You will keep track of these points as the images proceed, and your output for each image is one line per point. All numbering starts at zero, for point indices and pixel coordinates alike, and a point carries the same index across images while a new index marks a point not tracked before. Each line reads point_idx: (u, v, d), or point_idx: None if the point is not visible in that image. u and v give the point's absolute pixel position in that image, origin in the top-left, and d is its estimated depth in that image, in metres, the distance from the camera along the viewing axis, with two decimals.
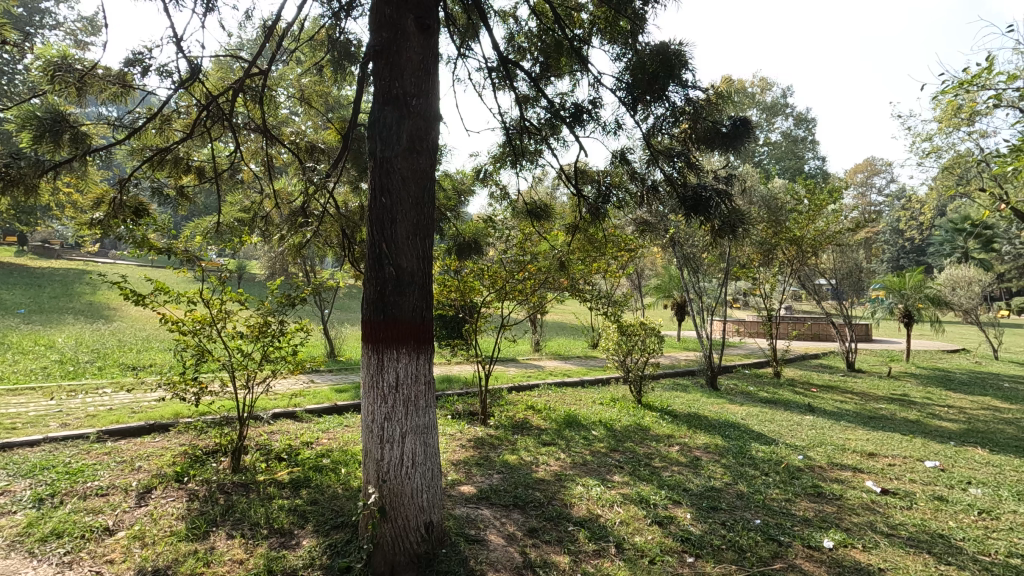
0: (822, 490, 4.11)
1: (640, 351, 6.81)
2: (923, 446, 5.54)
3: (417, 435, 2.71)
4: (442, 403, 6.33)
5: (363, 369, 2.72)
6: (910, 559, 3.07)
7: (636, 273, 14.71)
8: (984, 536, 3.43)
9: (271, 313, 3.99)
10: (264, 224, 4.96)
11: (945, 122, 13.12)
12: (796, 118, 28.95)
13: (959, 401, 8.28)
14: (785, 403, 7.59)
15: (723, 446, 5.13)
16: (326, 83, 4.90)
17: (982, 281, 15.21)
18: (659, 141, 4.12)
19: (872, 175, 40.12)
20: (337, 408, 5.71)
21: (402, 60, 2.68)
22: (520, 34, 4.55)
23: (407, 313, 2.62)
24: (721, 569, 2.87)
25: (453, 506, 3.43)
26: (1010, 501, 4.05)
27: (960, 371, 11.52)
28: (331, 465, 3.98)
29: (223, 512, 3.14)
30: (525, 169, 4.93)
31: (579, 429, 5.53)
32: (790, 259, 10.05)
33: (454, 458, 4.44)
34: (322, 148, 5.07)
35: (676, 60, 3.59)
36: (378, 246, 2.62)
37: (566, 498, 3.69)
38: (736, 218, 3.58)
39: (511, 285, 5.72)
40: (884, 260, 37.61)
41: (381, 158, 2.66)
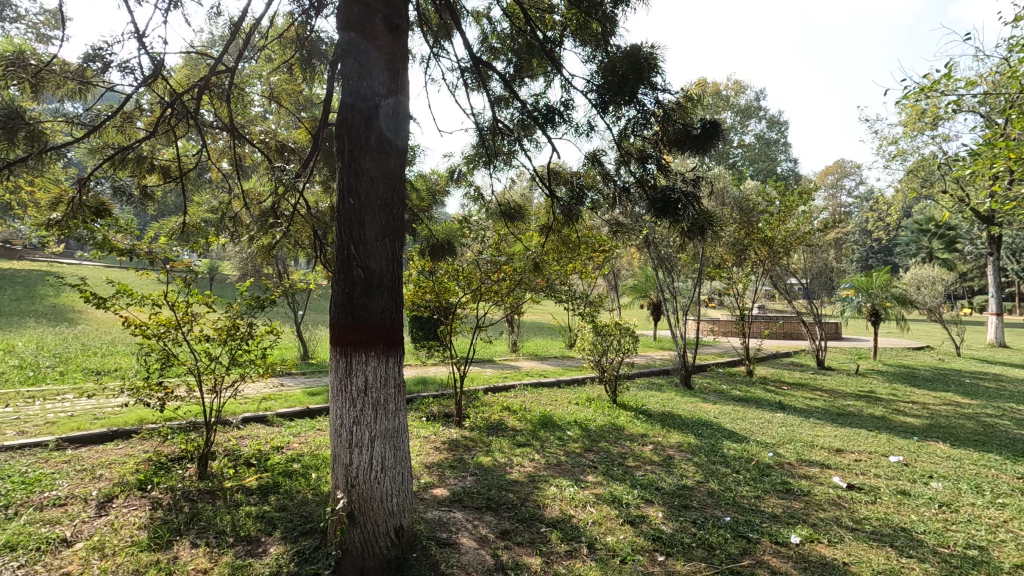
0: (790, 487, 4.19)
1: (615, 350, 6.86)
2: (887, 442, 5.69)
3: (386, 439, 2.68)
4: (417, 406, 6.28)
5: (331, 372, 2.68)
6: (873, 553, 3.14)
7: (612, 274, 14.86)
8: (944, 529, 3.53)
9: (239, 316, 3.91)
10: (233, 224, 4.86)
11: (910, 126, 13.52)
12: (769, 121, 29.56)
13: (923, 397, 8.53)
14: (757, 402, 7.69)
15: (695, 445, 5.19)
16: (297, 82, 4.83)
17: (945, 281, 15.72)
18: (630, 143, 4.17)
19: (842, 176, 41.21)
20: (309, 412, 5.64)
21: (370, 60, 2.64)
22: (493, 35, 4.53)
23: (376, 315, 2.59)
24: (690, 567, 2.90)
25: (425, 510, 3.40)
26: (969, 494, 4.19)
27: (924, 368, 11.87)
28: (301, 470, 3.91)
29: (187, 520, 3.06)
30: (499, 170, 4.91)
31: (554, 429, 5.55)
32: (762, 259, 10.21)
33: (427, 461, 4.40)
34: (293, 147, 5.01)
35: (645, 64, 3.63)
36: (347, 249, 2.59)
37: (540, 499, 3.70)
38: (705, 220, 3.64)
39: (487, 286, 5.68)
40: (852, 260, 38.55)
41: (349, 158, 2.62)
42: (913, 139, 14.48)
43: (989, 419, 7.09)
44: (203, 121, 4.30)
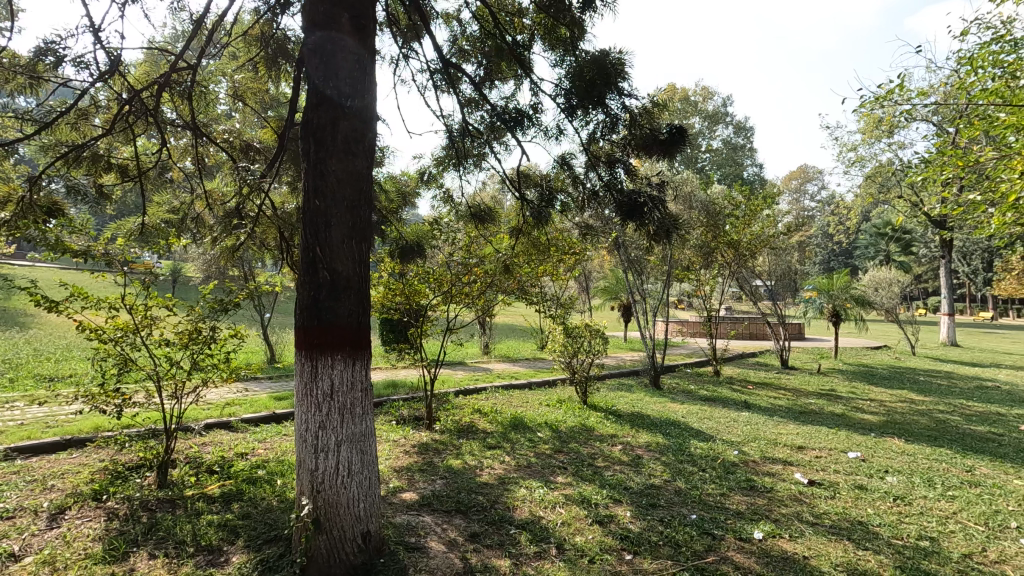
0: (754, 484, 4.30)
1: (585, 352, 6.92)
2: (846, 438, 5.89)
3: (353, 443, 2.65)
4: (387, 409, 6.22)
5: (296, 376, 2.64)
6: (831, 546, 3.25)
7: (583, 276, 14.99)
8: (898, 521, 3.67)
9: (202, 319, 3.80)
10: (196, 226, 4.73)
11: (868, 133, 14.03)
12: (736, 126, 30.28)
13: (880, 395, 8.85)
14: (723, 401, 7.87)
15: (663, 444, 5.28)
16: (262, 81, 4.74)
17: (900, 282, 16.36)
18: (599, 147, 4.22)
19: (804, 181, 42.51)
20: (275, 417, 5.53)
21: (336, 59, 2.60)
22: (463, 37, 4.54)
23: (343, 318, 2.56)
24: (657, 565, 2.94)
25: (393, 514, 3.37)
26: (922, 487, 4.37)
27: (882, 367, 12.32)
28: (266, 477, 3.83)
29: (145, 530, 2.96)
30: (469, 173, 4.92)
31: (525, 431, 5.57)
32: (728, 261, 10.44)
33: (396, 465, 4.36)
34: (258, 147, 4.91)
35: (613, 69, 3.66)
36: (312, 251, 2.55)
37: (510, 501, 3.70)
38: (670, 223, 3.71)
39: (457, 289, 5.59)
40: (815, 263, 39.75)
41: (315, 159, 2.58)
42: (871, 146, 15.04)
43: (941, 415, 7.41)
44: (163, 118, 4.18)
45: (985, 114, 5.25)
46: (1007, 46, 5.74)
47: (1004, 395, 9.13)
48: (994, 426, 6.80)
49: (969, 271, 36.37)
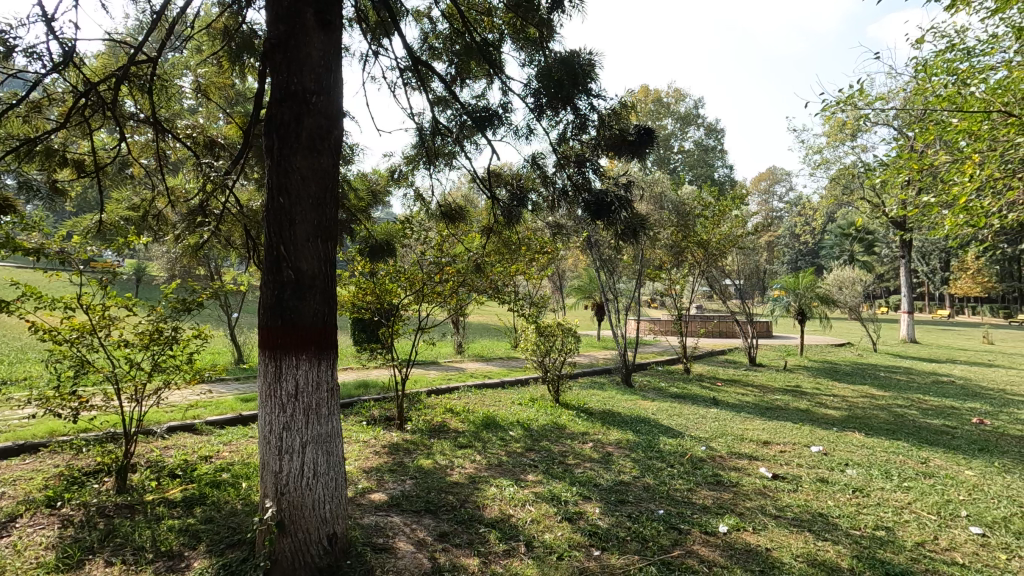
0: (720, 479, 4.39)
1: (558, 350, 6.95)
2: (809, 433, 6.05)
3: (319, 444, 2.61)
4: (357, 410, 6.15)
5: (260, 377, 2.59)
6: (793, 538, 3.34)
7: (556, 275, 15.10)
8: (856, 513, 3.80)
9: (163, 319, 3.70)
10: (157, 224, 4.61)
11: (833, 136, 14.42)
12: (707, 128, 30.80)
13: (843, 390, 9.12)
14: (692, 398, 8.01)
15: (633, 441, 5.35)
16: (226, 75, 4.64)
17: (863, 281, 16.90)
18: (569, 148, 4.26)
19: (773, 183, 43.55)
20: (241, 419, 5.41)
21: (301, 56, 2.57)
22: (433, 34, 4.51)
23: (308, 318, 2.52)
24: (624, 560, 2.98)
25: (361, 516, 3.33)
26: (879, 480, 4.52)
27: (845, 363, 12.70)
28: (230, 480, 3.74)
29: (101, 537, 2.87)
30: (439, 171, 4.92)
31: (497, 430, 5.58)
32: (698, 261, 10.62)
33: (365, 466, 4.32)
34: (222, 143, 4.80)
35: (582, 71, 3.77)
36: (276, 250, 2.51)
37: (479, 500, 3.70)
38: (638, 223, 3.76)
39: (430, 288, 5.52)
40: (783, 262, 40.75)
41: (279, 156, 2.54)
42: (835, 148, 15.47)
43: (899, 409, 7.69)
44: (121, 113, 4.05)
45: (939, 119, 5.45)
46: (960, 54, 5.98)
47: (958, 389, 9.54)
48: (947, 420, 7.09)
49: (928, 271, 37.76)
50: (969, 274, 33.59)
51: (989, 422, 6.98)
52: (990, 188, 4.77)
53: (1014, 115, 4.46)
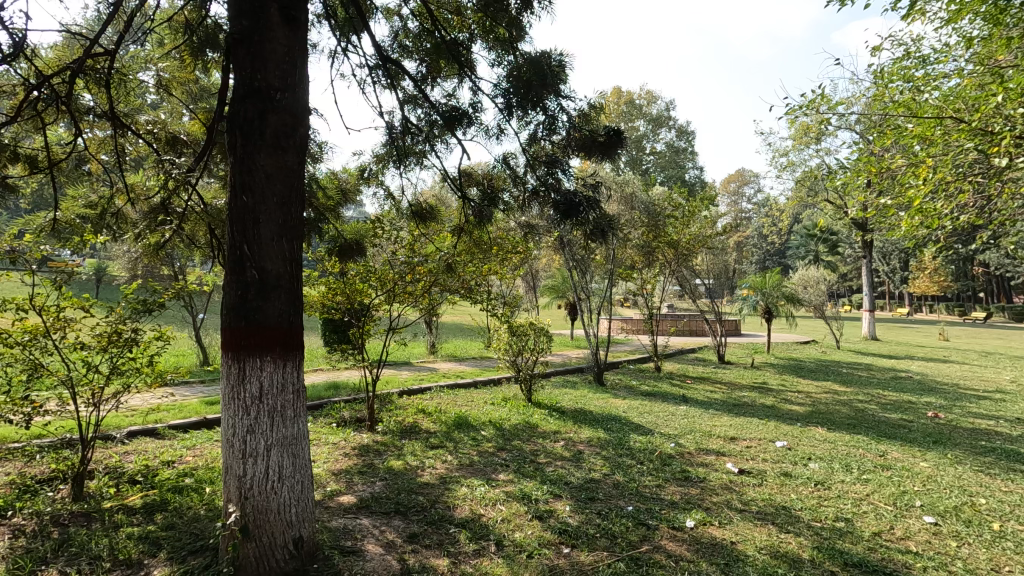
0: (689, 474, 4.47)
1: (530, 350, 6.97)
2: (775, 429, 6.21)
3: (284, 447, 2.57)
4: (327, 411, 6.07)
5: (223, 379, 2.54)
6: (757, 531, 3.42)
7: (530, 274, 15.15)
8: (818, 505, 3.91)
9: (123, 321, 3.58)
10: (116, 222, 4.46)
11: (799, 139, 14.79)
12: (678, 130, 31.27)
13: (807, 387, 9.39)
14: (663, 396, 8.14)
15: (604, 439, 5.41)
16: (188, 70, 4.52)
17: (827, 281, 17.40)
18: (540, 148, 4.28)
19: (742, 184, 44.50)
20: (206, 422, 5.29)
21: (265, 52, 2.52)
22: (403, 32, 4.47)
23: (273, 319, 2.48)
24: (593, 557, 3.01)
25: (329, 518, 3.29)
26: (840, 473, 4.66)
27: (810, 360, 13.08)
28: (193, 485, 3.65)
29: (55, 547, 2.77)
30: (410, 170, 4.89)
31: (469, 430, 5.57)
32: (668, 260, 10.78)
33: (334, 468, 4.26)
34: (185, 140, 4.67)
35: (551, 71, 3.82)
36: (240, 249, 2.46)
37: (450, 500, 3.69)
38: (606, 223, 3.83)
39: (401, 288, 5.49)
40: (752, 262, 41.72)
41: (242, 154, 2.49)
42: (802, 151, 15.87)
43: (860, 404, 7.95)
44: (77, 108, 3.92)
45: (896, 124, 5.66)
46: (916, 62, 6.21)
47: (915, 384, 9.92)
48: (905, 414, 7.37)
49: (888, 271, 39.11)
50: (926, 274, 34.90)
51: (943, 415, 7.27)
52: (943, 191, 4.95)
53: (964, 121, 4.65)
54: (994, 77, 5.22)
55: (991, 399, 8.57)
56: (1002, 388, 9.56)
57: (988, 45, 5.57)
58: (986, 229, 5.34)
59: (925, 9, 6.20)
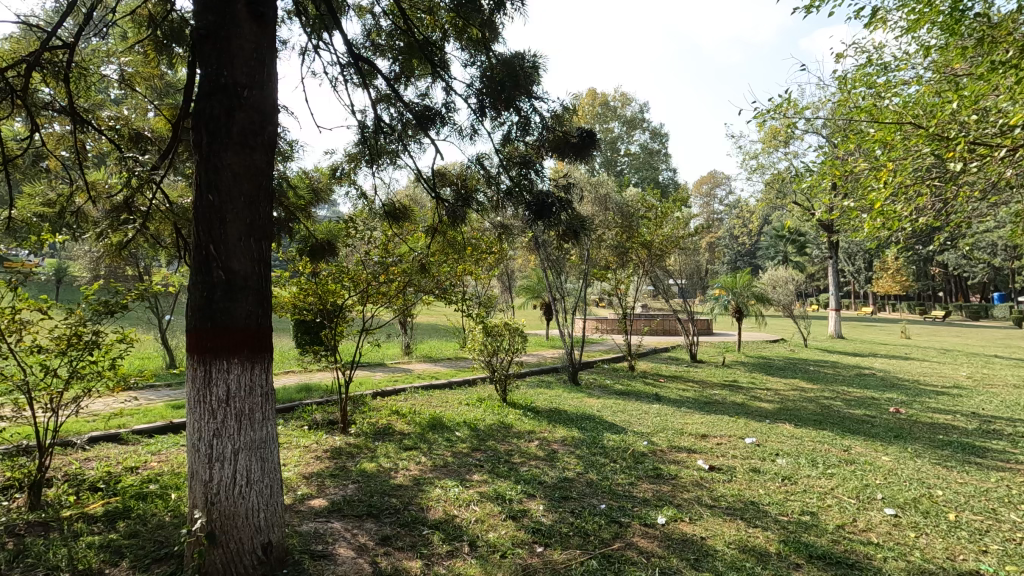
0: (660, 472, 4.53)
1: (505, 350, 6.98)
2: (744, 426, 6.34)
3: (253, 450, 2.53)
4: (298, 414, 5.97)
5: (189, 382, 2.48)
6: (726, 526, 3.49)
7: (505, 275, 15.16)
8: (785, 499, 4.02)
9: (83, 323, 3.44)
10: (76, 221, 4.31)
11: (768, 142, 15.13)
12: (652, 132, 31.68)
13: (776, 385, 9.62)
14: (636, 395, 8.24)
15: (578, 438, 5.45)
16: (153, 65, 4.41)
17: (795, 281, 17.83)
18: (514, 149, 4.32)
19: (714, 186, 45.30)
20: (172, 427, 5.16)
21: (232, 48, 2.47)
22: (376, 31, 4.43)
23: (240, 320, 2.43)
24: (566, 555, 3.03)
25: (299, 523, 3.24)
26: (806, 468, 4.79)
27: (778, 358, 13.40)
28: (158, 491, 3.56)
29: (10, 558, 2.64)
30: (383, 170, 4.86)
31: (443, 431, 5.55)
32: (642, 261, 10.92)
33: (305, 471, 4.20)
34: (149, 136, 4.53)
35: (524, 73, 3.85)
36: (206, 249, 2.41)
37: (423, 502, 3.67)
38: (578, 224, 3.87)
39: (374, 289, 5.42)
40: (723, 263, 42.50)
41: (208, 152, 2.44)
42: (771, 154, 16.24)
43: (826, 401, 8.18)
44: (34, 101, 3.77)
45: (859, 129, 5.84)
46: (878, 69, 6.42)
47: (877, 381, 10.26)
48: (868, 409, 7.61)
49: (853, 271, 40.32)
50: (889, 274, 36.04)
51: (904, 411, 7.53)
52: (904, 194, 5.13)
53: (923, 127, 4.83)
54: (950, 85, 5.43)
55: (948, 394, 8.92)
56: (959, 384, 9.96)
57: (945, 54, 5.79)
58: (944, 232, 5.54)
59: (887, 19, 6.41)
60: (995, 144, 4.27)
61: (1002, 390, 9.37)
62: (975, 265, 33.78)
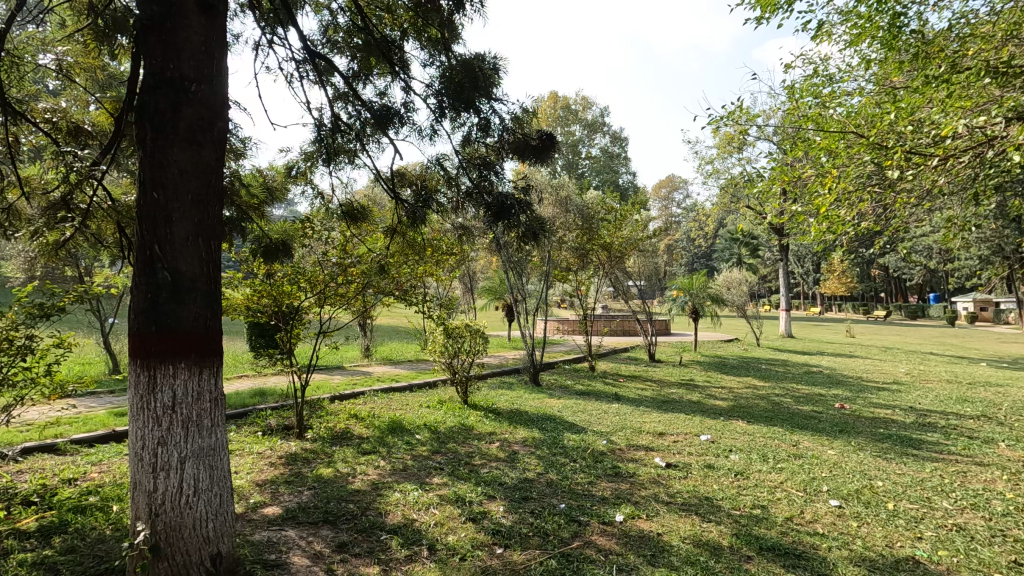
0: (619, 470, 4.61)
1: (465, 352, 6.95)
2: (700, 423, 6.51)
3: (201, 458, 2.43)
4: (251, 420, 5.78)
5: (131, 388, 2.37)
6: (682, 522, 3.58)
7: (467, 276, 15.11)
8: (737, 494, 4.14)
9: (15, 327, 3.23)
10: (7, 219, 4.05)
11: (723, 148, 15.60)
12: (612, 135, 32.21)
13: (730, 383, 9.94)
14: (596, 395, 8.35)
15: (538, 439, 5.48)
16: (94, 56, 4.20)
17: (748, 282, 18.46)
18: (474, 150, 4.32)
19: (671, 189, 46.40)
20: (114, 435, 4.91)
21: (179, 40, 2.38)
22: (333, 27, 4.35)
23: (187, 324, 2.34)
24: (526, 555, 3.05)
25: (251, 532, 3.14)
26: (758, 463, 4.96)
27: (732, 357, 13.83)
28: (99, 504, 3.38)
29: None
30: (340, 169, 4.77)
31: (403, 434, 5.48)
32: (602, 262, 11.08)
33: (258, 479, 4.07)
34: (90, 130, 4.30)
35: (482, 74, 3.86)
36: (150, 248, 2.31)
37: (382, 507, 3.62)
38: (538, 226, 3.89)
39: (332, 290, 5.31)
40: (681, 265, 43.59)
41: (153, 148, 2.33)
42: (725, 159, 16.76)
43: (776, 398, 8.50)
44: None
45: (806, 137, 6.09)
46: (823, 80, 6.71)
47: (824, 378, 10.72)
48: (816, 406, 7.94)
49: (802, 272, 42.02)
50: (835, 275, 37.72)
51: (848, 406, 7.89)
52: (847, 200, 5.38)
53: (864, 136, 5.07)
54: (889, 96, 5.74)
55: (889, 389, 9.40)
56: (897, 380, 10.52)
57: (883, 68, 6.11)
58: (884, 236, 5.84)
59: (831, 32, 6.72)
60: (929, 154, 4.53)
61: (937, 385, 9.95)
62: (913, 267, 35.78)
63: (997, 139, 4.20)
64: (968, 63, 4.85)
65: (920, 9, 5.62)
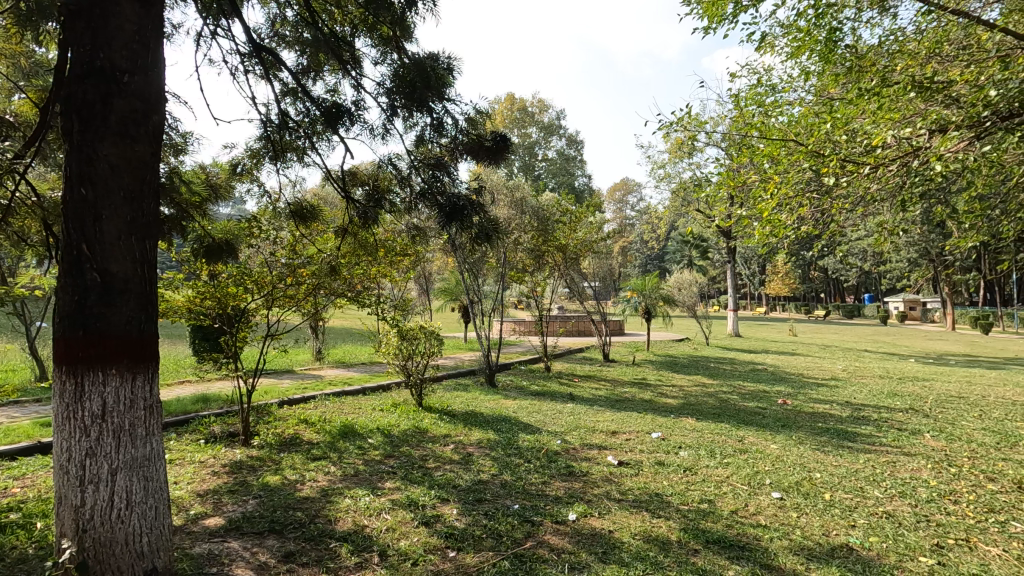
0: (573, 469, 4.65)
1: (420, 354, 6.87)
2: (651, 421, 6.66)
3: (133, 469, 2.30)
4: (193, 427, 5.53)
5: (56, 397, 2.23)
6: (632, 518, 3.65)
7: (422, 278, 14.97)
8: (686, 489, 4.27)
9: None
10: None
11: (674, 153, 16.06)
12: (568, 138, 32.63)
13: (680, 381, 10.21)
14: (551, 395, 8.42)
15: (493, 440, 5.47)
16: (17, 41, 3.94)
17: (698, 283, 19.04)
18: (427, 150, 4.28)
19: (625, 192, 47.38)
20: (40, 447, 4.60)
21: (109, 28, 2.25)
22: (280, 21, 4.22)
23: (119, 328, 2.21)
24: (479, 558, 3.03)
25: (190, 545, 2.99)
26: (705, 459, 5.12)
27: (683, 357, 14.23)
28: (20, 521, 3.15)
29: None
30: (288, 167, 4.65)
31: (355, 438, 5.37)
32: (557, 264, 11.19)
33: (199, 489, 3.89)
34: (12, 121, 4.03)
35: (433, 73, 3.82)
36: (76, 248, 2.17)
37: (331, 514, 3.53)
38: (491, 228, 3.90)
39: (281, 292, 5.14)
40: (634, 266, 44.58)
41: (80, 141, 2.20)
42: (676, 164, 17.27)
43: (724, 395, 8.79)
44: None
45: (750, 144, 6.32)
46: (766, 90, 6.99)
47: (768, 375, 11.17)
48: (760, 402, 8.27)
49: (749, 274, 43.73)
50: (779, 276, 39.41)
51: (790, 402, 8.26)
52: (787, 205, 5.63)
53: (804, 144, 5.27)
54: (826, 107, 6.03)
55: (827, 385, 9.89)
56: (835, 377, 11.06)
57: (821, 79, 6.41)
58: (820, 239, 6.14)
59: (773, 44, 7.00)
60: (861, 162, 4.79)
61: (871, 381, 10.53)
62: (849, 269, 37.81)
63: (921, 150, 4.50)
64: (897, 77, 5.10)
65: (854, 25, 5.93)
